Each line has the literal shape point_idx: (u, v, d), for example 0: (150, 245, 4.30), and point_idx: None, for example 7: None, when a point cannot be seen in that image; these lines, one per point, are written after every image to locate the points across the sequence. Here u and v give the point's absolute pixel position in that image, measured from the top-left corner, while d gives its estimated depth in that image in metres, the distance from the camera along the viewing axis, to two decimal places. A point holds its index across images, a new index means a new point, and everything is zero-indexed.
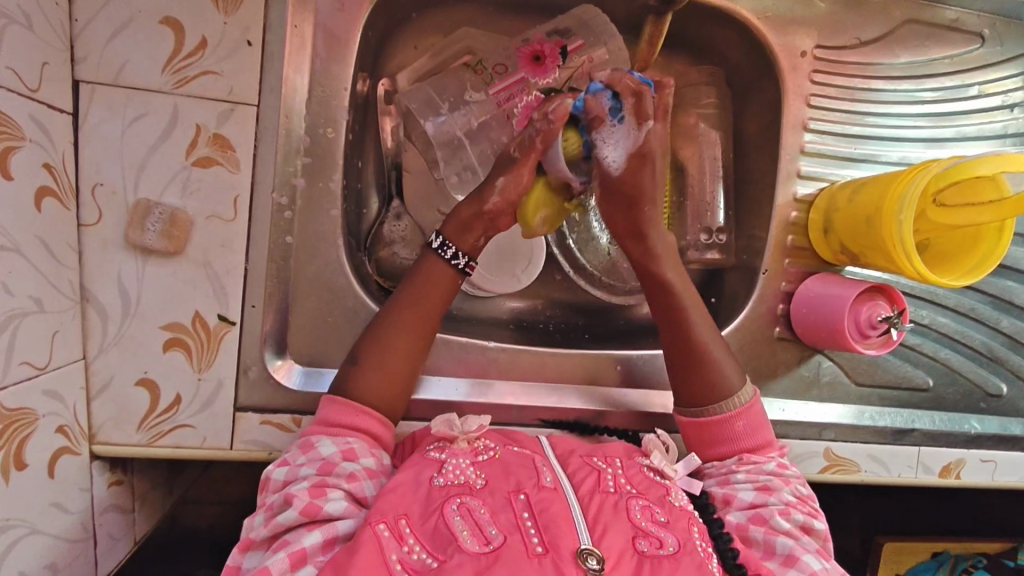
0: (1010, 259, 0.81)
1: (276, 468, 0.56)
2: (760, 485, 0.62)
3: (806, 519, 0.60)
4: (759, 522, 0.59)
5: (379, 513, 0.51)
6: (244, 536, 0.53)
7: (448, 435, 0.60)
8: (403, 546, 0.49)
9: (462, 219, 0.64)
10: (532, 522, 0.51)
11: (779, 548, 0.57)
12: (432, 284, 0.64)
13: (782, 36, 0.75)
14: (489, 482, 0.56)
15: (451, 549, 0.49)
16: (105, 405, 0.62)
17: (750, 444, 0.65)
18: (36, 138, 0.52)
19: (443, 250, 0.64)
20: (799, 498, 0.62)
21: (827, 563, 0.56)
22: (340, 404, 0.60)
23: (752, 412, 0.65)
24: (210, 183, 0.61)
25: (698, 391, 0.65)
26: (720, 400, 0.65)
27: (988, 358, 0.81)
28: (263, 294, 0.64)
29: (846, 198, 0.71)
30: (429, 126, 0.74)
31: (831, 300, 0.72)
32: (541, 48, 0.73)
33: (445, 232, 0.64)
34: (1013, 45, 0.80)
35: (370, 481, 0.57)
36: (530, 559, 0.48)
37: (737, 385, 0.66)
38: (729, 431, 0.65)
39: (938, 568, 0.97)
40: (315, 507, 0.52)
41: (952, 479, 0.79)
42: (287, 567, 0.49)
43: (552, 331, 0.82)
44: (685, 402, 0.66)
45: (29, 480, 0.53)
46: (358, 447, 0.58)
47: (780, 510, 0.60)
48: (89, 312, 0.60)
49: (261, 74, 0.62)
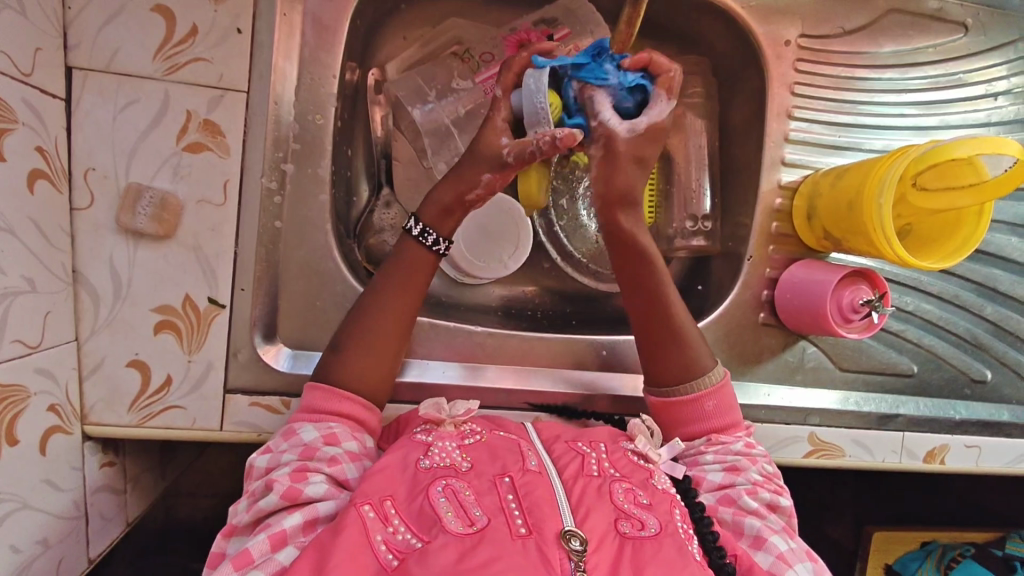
0: (993, 247, 0.82)
1: (259, 456, 0.58)
2: (728, 466, 0.63)
3: (772, 497, 0.61)
4: (728, 503, 0.60)
5: (364, 495, 0.52)
6: (228, 521, 0.54)
7: (436, 418, 0.61)
8: (388, 527, 0.50)
9: (440, 205, 0.65)
10: (516, 504, 0.52)
11: (748, 529, 0.58)
12: (410, 267, 0.65)
13: (767, 26, 0.76)
14: (475, 465, 0.57)
15: (435, 529, 0.49)
16: (97, 386, 0.63)
17: (721, 423, 0.66)
18: (27, 121, 0.53)
19: (425, 237, 0.65)
20: (764, 477, 0.63)
21: (792, 543, 0.57)
22: (323, 391, 0.61)
23: (723, 392, 0.66)
24: (200, 168, 0.62)
25: (672, 370, 0.66)
26: (693, 378, 0.66)
27: (973, 345, 0.82)
28: (252, 278, 0.65)
29: (829, 183, 0.72)
30: (417, 113, 0.76)
31: (813, 285, 0.73)
32: (527, 38, 0.73)
33: (422, 217, 0.65)
34: (997, 34, 0.81)
35: (352, 464, 0.58)
36: (514, 540, 0.48)
37: (709, 365, 0.67)
38: (700, 410, 0.66)
39: (926, 557, 0.96)
40: (296, 491, 0.53)
41: (936, 465, 0.80)
42: (268, 548, 0.50)
43: (540, 318, 0.83)
44: (658, 382, 0.67)
45: (20, 456, 0.54)
46: (339, 431, 0.59)
47: (748, 491, 0.61)
48: (81, 294, 0.61)
49: (251, 62, 0.63)
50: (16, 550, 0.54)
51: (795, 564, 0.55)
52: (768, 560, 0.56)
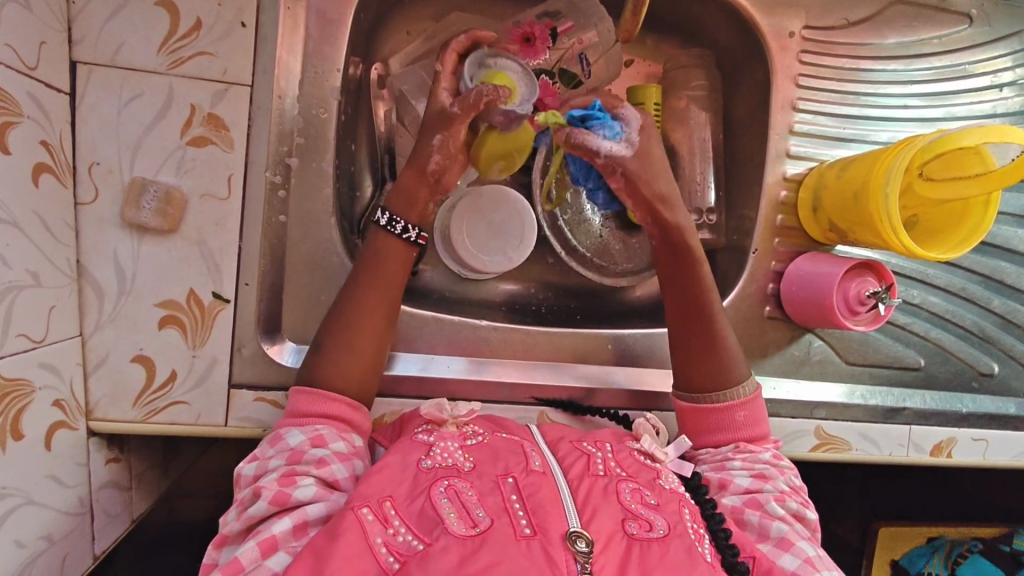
0: (1000, 240, 0.81)
1: (245, 464, 0.57)
2: (756, 473, 0.62)
3: (799, 508, 0.60)
4: (754, 506, 0.59)
5: (361, 498, 0.51)
6: (219, 532, 0.53)
7: (438, 419, 0.61)
8: (388, 529, 0.49)
9: (406, 193, 0.65)
10: (520, 505, 0.51)
11: (774, 532, 0.57)
12: (393, 266, 0.64)
13: (771, 18, 0.76)
14: (478, 465, 0.56)
15: (437, 531, 0.48)
16: (101, 381, 0.62)
17: (746, 435, 0.65)
18: (33, 115, 0.53)
19: (393, 226, 0.65)
20: (791, 488, 0.62)
21: (819, 552, 0.56)
22: (309, 394, 0.60)
23: (753, 405, 0.66)
24: (204, 162, 0.62)
25: (705, 377, 0.66)
26: (728, 387, 0.65)
27: (980, 338, 0.82)
28: (256, 272, 0.65)
29: (834, 175, 0.72)
30: (421, 106, 0.76)
31: (819, 277, 0.72)
32: (532, 30, 0.71)
33: (389, 207, 0.65)
34: (1001, 26, 0.81)
35: (342, 464, 0.56)
36: (518, 541, 0.47)
37: (743, 376, 0.66)
38: (730, 420, 0.65)
39: (934, 553, 0.97)
40: (284, 495, 0.52)
41: (944, 459, 0.79)
42: (257, 555, 0.49)
43: (543, 313, 0.83)
44: (689, 388, 0.66)
45: (25, 450, 0.54)
46: (327, 433, 0.58)
47: (775, 497, 0.60)
48: (85, 289, 0.61)
49: (255, 56, 0.63)
50: (21, 545, 0.53)
51: (822, 568, 0.54)
52: (795, 562, 0.55)
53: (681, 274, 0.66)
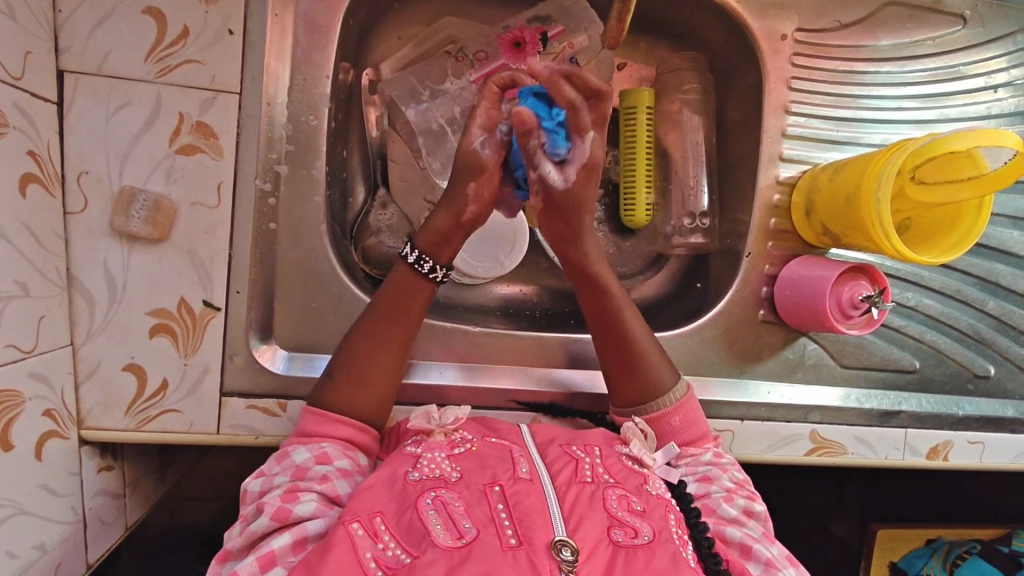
0: (995, 241, 0.81)
1: (252, 480, 0.57)
2: (700, 477, 0.63)
3: (747, 504, 0.60)
4: (707, 513, 0.60)
5: (353, 512, 0.51)
6: (222, 547, 0.53)
7: (426, 428, 0.61)
8: (377, 543, 0.49)
9: (438, 232, 0.63)
10: (507, 514, 0.51)
11: (730, 537, 0.57)
12: (412, 297, 0.64)
13: (763, 20, 0.75)
14: (465, 475, 0.55)
15: (424, 544, 0.48)
16: (93, 390, 0.63)
17: (686, 440, 0.65)
18: (19, 126, 0.53)
19: (421, 264, 0.63)
20: (737, 483, 0.63)
21: (774, 550, 0.56)
22: (317, 415, 0.60)
23: (687, 408, 0.66)
24: (193, 170, 0.62)
25: (637, 392, 0.66)
26: (658, 395, 0.66)
27: (976, 340, 0.81)
28: (247, 280, 0.65)
29: (827, 177, 0.72)
30: (411, 113, 0.76)
31: (814, 281, 0.72)
32: (521, 34, 0.73)
33: (419, 245, 0.64)
34: (996, 26, 0.80)
35: (343, 480, 0.56)
36: (504, 552, 0.47)
37: (671, 382, 0.67)
38: (666, 427, 0.65)
39: (932, 555, 0.96)
40: (286, 511, 0.52)
41: (939, 461, 0.79)
42: (256, 570, 0.49)
43: (538, 318, 0.82)
44: (627, 406, 0.67)
45: (15, 461, 0.54)
46: (332, 450, 0.58)
47: (723, 498, 0.60)
48: (76, 298, 0.61)
49: (243, 63, 0.62)
50: (13, 556, 0.53)
51: (783, 568, 0.55)
52: (758, 566, 0.55)
53: (600, 302, 0.67)
